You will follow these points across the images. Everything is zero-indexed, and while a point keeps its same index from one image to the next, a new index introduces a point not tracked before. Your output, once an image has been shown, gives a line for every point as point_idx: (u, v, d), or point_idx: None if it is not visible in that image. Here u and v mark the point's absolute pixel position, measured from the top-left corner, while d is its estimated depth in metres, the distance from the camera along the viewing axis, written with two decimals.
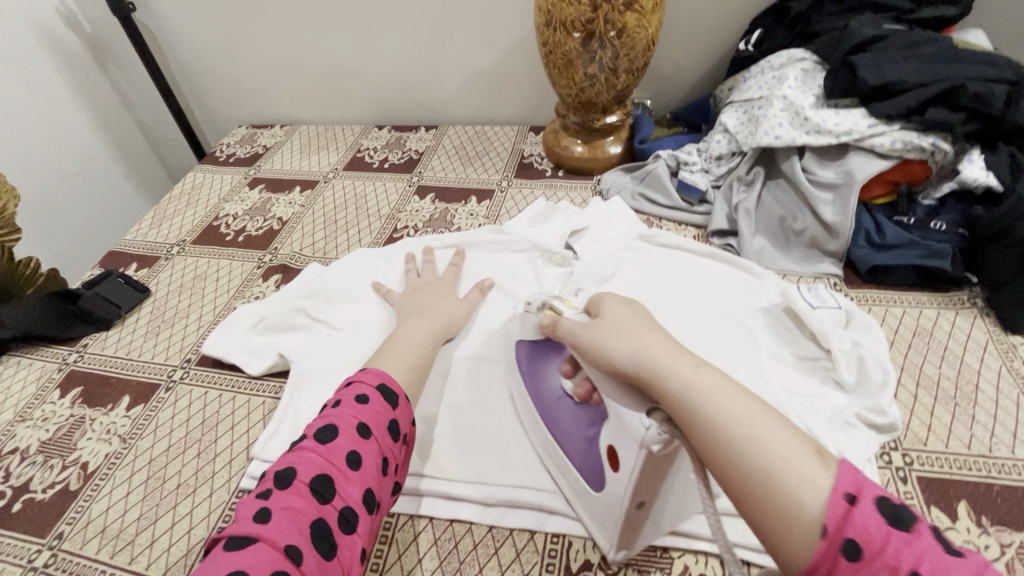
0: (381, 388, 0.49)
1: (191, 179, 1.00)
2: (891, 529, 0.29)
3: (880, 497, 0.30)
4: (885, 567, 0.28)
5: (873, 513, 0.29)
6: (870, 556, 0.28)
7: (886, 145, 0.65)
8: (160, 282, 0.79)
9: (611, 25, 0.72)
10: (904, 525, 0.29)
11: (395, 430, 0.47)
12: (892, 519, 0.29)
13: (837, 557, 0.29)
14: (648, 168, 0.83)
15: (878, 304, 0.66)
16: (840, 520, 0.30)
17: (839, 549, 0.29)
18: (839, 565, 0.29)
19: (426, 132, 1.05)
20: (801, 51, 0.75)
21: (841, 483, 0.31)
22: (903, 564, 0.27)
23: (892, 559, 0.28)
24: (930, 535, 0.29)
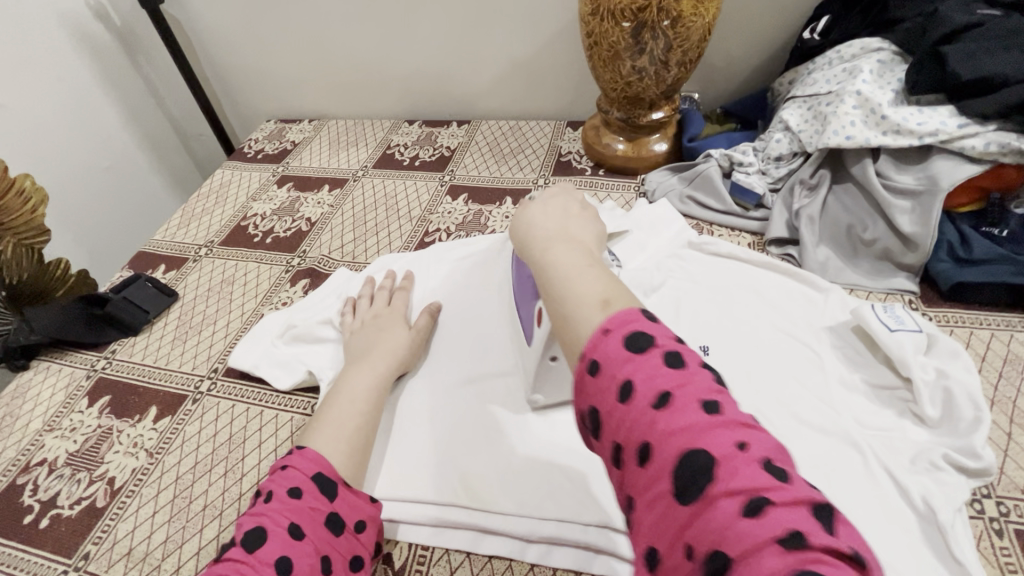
0: (313, 477, 0.46)
1: (220, 176, 0.98)
2: (624, 352, 0.33)
3: (631, 328, 0.35)
4: (608, 377, 0.33)
5: (616, 340, 0.34)
6: (601, 369, 0.34)
7: (979, 148, 0.58)
8: (188, 286, 0.77)
9: (665, 13, 0.66)
10: (636, 349, 0.33)
11: (334, 521, 0.45)
12: (630, 344, 0.34)
13: (582, 372, 0.35)
14: (698, 168, 0.77)
15: (960, 326, 0.60)
16: (594, 345, 0.35)
17: (585, 366, 0.34)
18: (585, 379, 0.35)
19: (458, 127, 1.01)
20: (877, 40, 0.68)
21: (607, 319, 0.36)
22: (620, 375, 0.33)
23: (614, 372, 0.33)
24: (657, 354, 0.33)
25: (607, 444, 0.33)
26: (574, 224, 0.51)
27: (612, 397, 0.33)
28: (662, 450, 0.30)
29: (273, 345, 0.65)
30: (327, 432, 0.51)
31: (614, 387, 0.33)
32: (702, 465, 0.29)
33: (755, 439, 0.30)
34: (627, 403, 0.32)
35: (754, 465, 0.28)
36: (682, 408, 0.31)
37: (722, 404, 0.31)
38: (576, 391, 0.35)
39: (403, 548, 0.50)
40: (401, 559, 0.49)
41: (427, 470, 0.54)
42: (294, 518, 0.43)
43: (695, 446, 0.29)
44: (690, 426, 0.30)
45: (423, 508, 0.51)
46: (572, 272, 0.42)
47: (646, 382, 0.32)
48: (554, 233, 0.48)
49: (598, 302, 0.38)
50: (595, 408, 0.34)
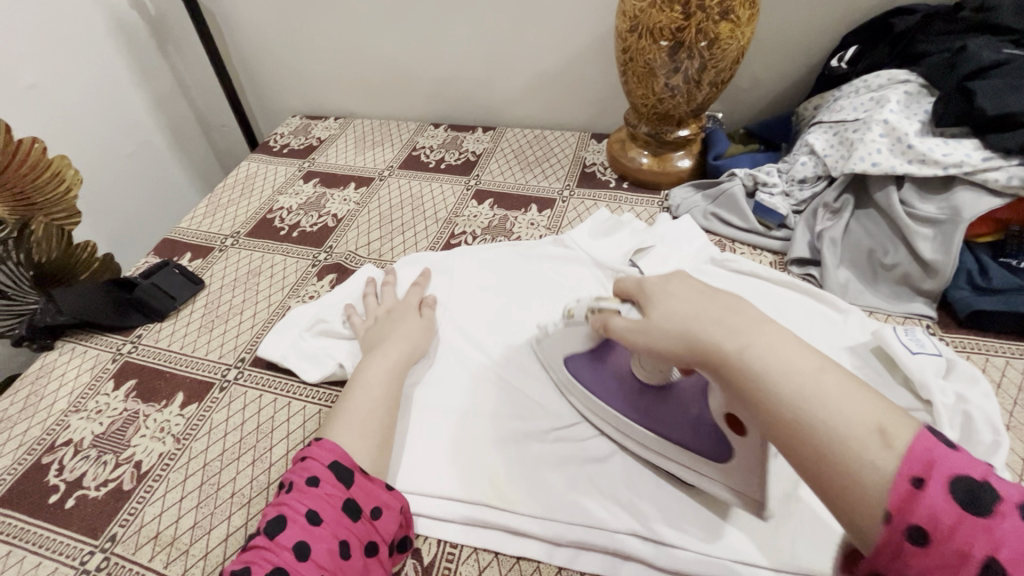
0: (329, 465, 0.46)
1: (246, 168, 0.98)
2: (961, 512, 0.27)
3: (958, 480, 0.28)
4: (954, 550, 0.27)
5: (944, 496, 0.28)
6: (937, 540, 0.27)
7: (1002, 181, 0.60)
8: (215, 275, 0.77)
9: (702, 35, 0.67)
10: (981, 510, 0.27)
11: (352, 507, 0.45)
12: (968, 502, 0.27)
13: (896, 538, 0.28)
14: (722, 186, 0.79)
15: (976, 353, 0.62)
16: (906, 503, 0.28)
17: (905, 534, 0.28)
18: (904, 548, 0.28)
19: (483, 133, 1.02)
20: (905, 72, 0.70)
21: (906, 463, 0.29)
22: (975, 550, 0.26)
23: (962, 544, 0.27)
24: (1012, 516, 0.27)
25: None
26: (722, 304, 0.39)
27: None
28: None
29: (301, 337, 0.66)
30: (355, 423, 0.51)
31: (971, 565, 0.26)
32: None
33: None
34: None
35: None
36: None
37: None
38: (884, 557, 0.29)
39: (431, 545, 0.51)
40: (429, 555, 0.50)
41: (453, 467, 0.54)
42: (309, 503, 0.44)
43: None
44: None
45: (452, 505, 0.52)
46: (809, 391, 0.33)
47: (1022, 561, 0.26)
48: (728, 329, 0.37)
49: (877, 436, 0.31)
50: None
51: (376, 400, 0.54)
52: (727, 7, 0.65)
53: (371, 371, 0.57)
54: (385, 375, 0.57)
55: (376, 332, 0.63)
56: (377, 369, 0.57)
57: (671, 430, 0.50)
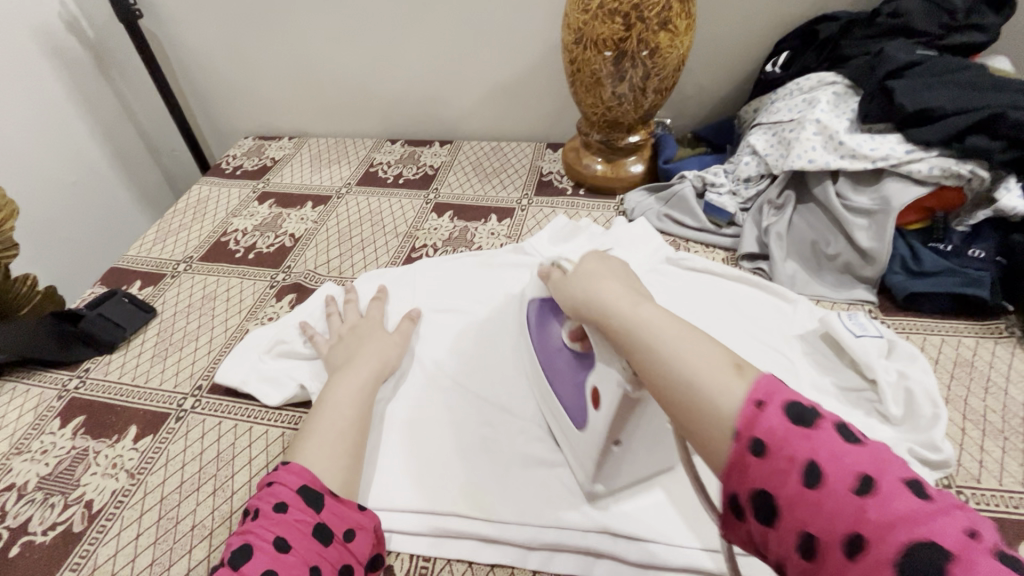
0: (298, 490, 0.45)
1: (197, 192, 0.96)
2: (792, 426, 0.30)
3: (790, 400, 0.31)
4: (784, 458, 0.29)
5: (777, 413, 0.31)
6: (773, 451, 0.30)
7: (924, 171, 0.65)
8: (168, 302, 0.75)
9: (643, 45, 0.70)
10: (807, 423, 0.30)
11: (322, 531, 0.44)
12: (795, 419, 0.30)
13: (739, 453, 0.31)
14: (673, 189, 0.82)
15: (915, 333, 0.65)
16: (749, 422, 0.31)
17: (748, 446, 0.31)
18: (748, 461, 0.31)
19: (440, 147, 1.03)
20: (832, 74, 0.74)
21: (753, 389, 0.33)
22: (800, 454, 0.29)
23: (789, 450, 0.29)
24: (831, 430, 0.30)
25: (794, 537, 0.29)
26: (637, 284, 0.47)
27: (795, 479, 0.29)
28: (874, 541, 0.26)
29: (261, 360, 0.64)
30: (319, 442, 0.50)
31: (796, 468, 0.29)
32: (933, 559, 0.24)
33: (981, 527, 0.26)
34: (818, 488, 0.28)
35: (992, 556, 0.24)
36: (889, 492, 0.27)
37: (925, 487, 0.28)
38: (733, 472, 0.31)
39: (404, 560, 0.50)
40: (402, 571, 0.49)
41: (423, 480, 0.54)
42: (276, 530, 0.43)
43: (921, 537, 0.25)
44: (904, 512, 0.26)
45: (424, 518, 0.51)
46: (679, 336, 0.38)
47: (834, 461, 0.28)
48: (626, 293, 0.44)
49: (732, 368, 0.35)
50: (770, 493, 0.30)
51: (340, 418, 0.53)
52: (664, 18, 0.68)
53: (335, 392, 0.56)
54: (349, 393, 0.56)
55: (340, 352, 0.62)
56: (340, 388, 0.56)
57: (564, 395, 0.53)
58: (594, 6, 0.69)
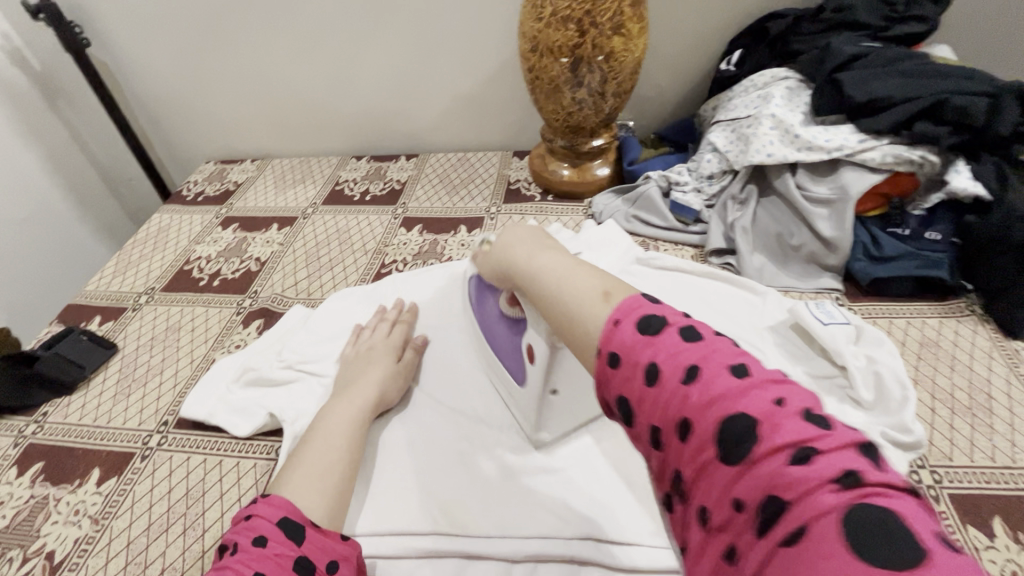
0: (278, 522, 0.43)
1: (157, 220, 0.93)
2: (641, 336, 0.33)
3: (641, 313, 0.34)
4: (631, 364, 0.32)
5: (630, 327, 0.34)
6: (624, 359, 0.33)
7: (878, 159, 0.66)
8: (129, 336, 0.72)
9: (599, 50, 0.71)
10: (652, 331, 0.33)
11: (305, 565, 0.41)
12: (645, 328, 0.33)
13: (603, 367, 0.34)
14: (640, 190, 0.83)
15: (881, 317, 0.67)
16: (608, 338, 0.34)
17: (606, 359, 0.34)
18: (608, 373, 0.34)
19: (406, 160, 1.02)
20: (784, 70, 0.76)
21: (615, 310, 0.36)
22: (643, 359, 0.32)
23: (635, 356, 0.32)
24: (675, 332, 0.33)
25: (644, 430, 0.32)
26: (552, 243, 0.51)
27: (640, 381, 0.32)
28: (703, 420, 0.29)
29: (229, 390, 0.63)
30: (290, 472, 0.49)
31: (640, 371, 0.32)
32: (742, 426, 0.27)
33: (790, 394, 0.29)
34: (657, 384, 0.31)
35: (796, 418, 0.27)
36: (713, 375, 0.30)
37: (750, 366, 0.30)
38: (601, 386, 0.35)
39: None
40: None
41: (402, 501, 0.53)
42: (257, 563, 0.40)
43: (732, 411, 0.28)
44: (726, 390, 0.29)
45: (405, 540, 0.50)
46: (565, 277, 0.42)
47: (671, 359, 0.31)
48: (532, 251, 0.48)
49: (601, 296, 0.38)
50: (624, 398, 0.32)
51: (311, 445, 0.52)
52: (617, 22, 0.69)
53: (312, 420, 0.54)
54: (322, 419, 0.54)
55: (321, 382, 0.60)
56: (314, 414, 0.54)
57: (512, 365, 0.56)
58: (547, 13, 0.69)
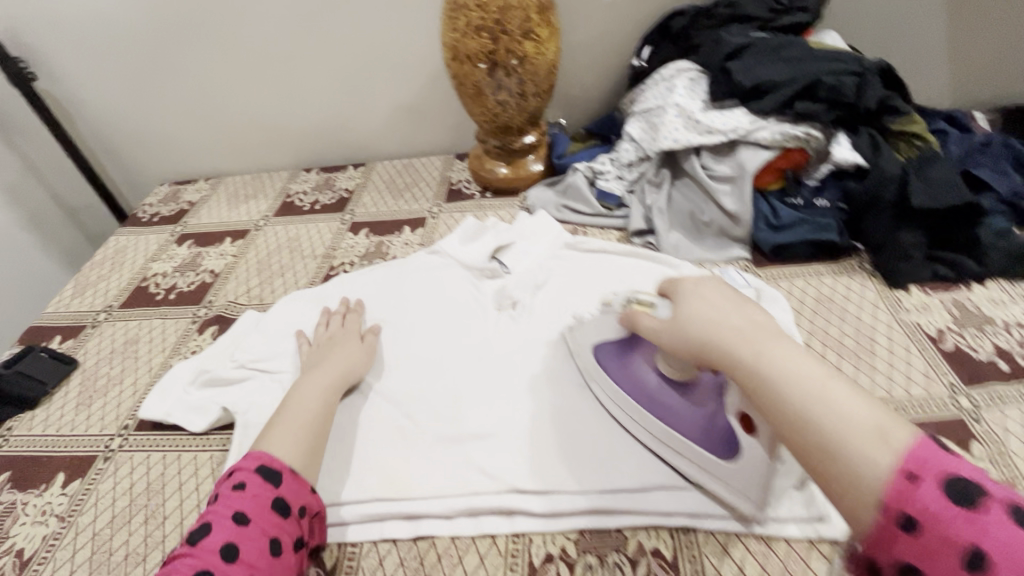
0: (255, 470, 0.50)
1: (114, 243, 0.97)
2: (954, 507, 0.29)
3: (945, 473, 0.30)
4: (939, 538, 0.29)
5: (935, 491, 0.30)
6: (926, 530, 0.29)
7: (768, 137, 0.73)
8: (90, 351, 0.76)
9: (512, 54, 0.77)
10: (970, 504, 0.29)
11: (281, 507, 0.48)
12: (957, 496, 0.29)
13: (885, 525, 0.31)
14: (567, 181, 0.89)
15: (783, 279, 0.73)
16: (901, 495, 0.31)
17: (896, 522, 0.30)
18: (896, 536, 0.31)
19: (354, 170, 1.07)
20: (687, 62, 0.83)
21: (904, 459, 0.32)
22: (963, 539, 0.28)
23: (949, 535, 0.28)
24: (1002, 510, 0.28)
25: None
26: (752, 312, 0.45)
27: (954, 563, 0.28)
28: None
29: (186, 391, 0.67)
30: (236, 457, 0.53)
31: (957, 555, 0.28)
32: None
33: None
34: (976, 572, 0.28)
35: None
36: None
37: None
38: (877, 544, 0.32)
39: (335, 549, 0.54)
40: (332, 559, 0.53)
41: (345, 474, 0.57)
42: (242, 505, 0.47)
43: None
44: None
45: (350, 508, 0.55)
46: (812, 394, 0.37)
47: (996, 548, 0.27)
48: (748, 331, 0.43)
49: (877, 436, 0.34)
50: (916, 567, 0.30)
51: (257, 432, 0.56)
52: (527, 28, 0.75)
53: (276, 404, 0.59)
54: None
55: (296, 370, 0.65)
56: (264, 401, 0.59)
57: (701, 437, 0.50)
58: (462, 24, 0.76)
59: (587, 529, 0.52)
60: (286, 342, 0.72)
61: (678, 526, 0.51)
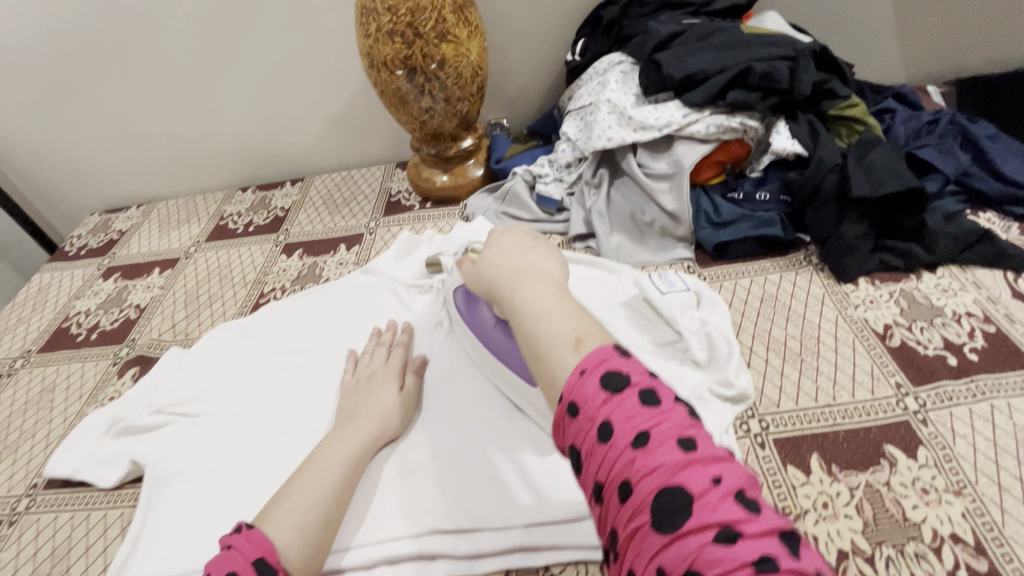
0: (255, 562, 0.40)
1: (38, 281, 0.92)
2: (601, 393, 0.35)
3: (605, 368, 0.36)
4: (588, 418, 0.34)
5: (594, 381, 0.35)
6: (583, 411, 0.35)
7: (703, 131, 0.69)
8: (2, 404, 0.72)
9: (430, 59, 0.73)
10: (614, 389, 0.35)
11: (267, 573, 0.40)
12: (606, 385, 0.35)
13: (561, 413, 0.36)
14: (506, 186, 0.85)
15: (727, 279, 0.70)
16: (572, 388, 0.36)
17: (566, 409, 0.36)
18: (567, 421, 0.36)
19: (291, 186, 1.03)
20: (619, 54, 0.79)
21: (582, 360, 0.37)
22: (599, 416, 0.34)
23: (593, 413, 0.34)
24: (635, 396, 0.34)
25: (588, 480, 0.34)
26: (535, 256, 0.49)
27: (593, 436, 0.34)
28: (641, 487, 0.31)
29: (98, 443, 0.63)
30: None
31: (595, 427, 0.34)
32: (676, 501, 0.30)
33: (726, 472, 0.31)
34: (608, 442, 0.33)
35: (726, 498, 0.30)
36: (660, 447, 0.32)
37: (697, 441, 0.32)
38: (559, 430, 0.37)
39: None
40: None
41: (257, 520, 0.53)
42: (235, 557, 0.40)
43: (669, 485, 0.30)
44: (668, 463, 0.31)
45: None
46: (545, 313, 0.42)
47: (625, 423, 0.33)
48: (519, 269, 0.47)
49: (573, 346, 0.39)
50: (578, 446, 0.35)
51: None
52: (442, 30, 0.71)
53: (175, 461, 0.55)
54: None
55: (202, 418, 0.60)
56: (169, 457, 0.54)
57: (516, 365, 0.56)
58: (373, 30, 0.71)
59: (514, 569, 0.48)
60: (208, 381, 0.68)
61: (609, 563, 0.47)
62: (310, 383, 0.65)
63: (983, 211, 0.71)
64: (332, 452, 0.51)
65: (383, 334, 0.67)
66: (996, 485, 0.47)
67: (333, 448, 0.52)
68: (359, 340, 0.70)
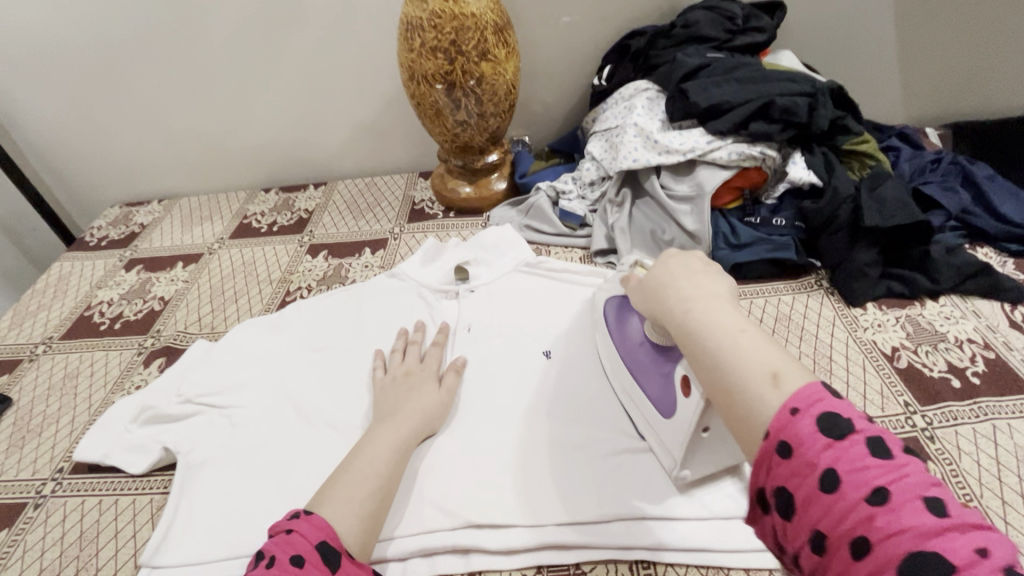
0: (318, 545, 0.41)
1: (58, 269, 0.92)
2: (822, 437, 0.30)
3: (822, 409, 0.31)
4: (805, 463, 0.30)
5: (810, 423, 0.31)
6: (798, 453, 0.31)
7: (725, 157, 0.74)
8: (24, 388, 0.72)
9: (469, 75, 0.76)
10: (838, 434, 0.30)
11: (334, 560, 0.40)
12: (827, 428, 0.31)
13: (767, 451, 0.32)
14: (531, 200, 0.87)
15: (743, 299, 0.73)
16: (782, 426, 0.32)
17: (774, 448, 0.32)
18: (774, 462, 0.32)
19: (315, 189, 1.05)
20: (646, 82, 0.84)
21: (790, 398, 0.33)
22: (822, 462, 0.30)
23: (812, 458, 0.30)
24: (861, 443, 0.30)
25: (800, 530, 0.30)
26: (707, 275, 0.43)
27: (812, 484, 0.30)
28: (881, 547, 0.27)
29: (127, 430, 0.63)
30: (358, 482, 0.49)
31: (816, 474, 0.30)
32: (938, 572, 0.25)
33: (994, 543, 0.26)
34: (834, 491, 0.29)
35: (1001, 575, 0.25)
36: (903, 506, 0.27)
37: (947, 503, 0.28)
38: (759, 470, 0.33)
39: None
40: None
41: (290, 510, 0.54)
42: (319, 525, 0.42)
43: (923, 549, 0.26)
44: (917, 526, 0.27)
45: None
46: (729, 339, 0.37)
47: (853, 472, 0.29)
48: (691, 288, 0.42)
49: (770, 379, 0.34)
50: (790, 493, 0.31)
51: None
52: (483, 49, 0.75)
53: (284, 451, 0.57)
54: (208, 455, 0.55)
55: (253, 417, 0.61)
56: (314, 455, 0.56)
57: (652, 388, 0.52)
58: (417, 45, 0.74)
59: (544, 565, 0.50)
60: (235, 373, 0.68)
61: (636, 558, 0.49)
62: (339, 379, 0.66)
63: (980, 245, 0.75)
64: (373, 444, 0.53)
65: (414, 334, 0.68)
66: (1000, 499, 0.50)
67: (373, 440, 0.53)
68: (387, 339, 0.71)
